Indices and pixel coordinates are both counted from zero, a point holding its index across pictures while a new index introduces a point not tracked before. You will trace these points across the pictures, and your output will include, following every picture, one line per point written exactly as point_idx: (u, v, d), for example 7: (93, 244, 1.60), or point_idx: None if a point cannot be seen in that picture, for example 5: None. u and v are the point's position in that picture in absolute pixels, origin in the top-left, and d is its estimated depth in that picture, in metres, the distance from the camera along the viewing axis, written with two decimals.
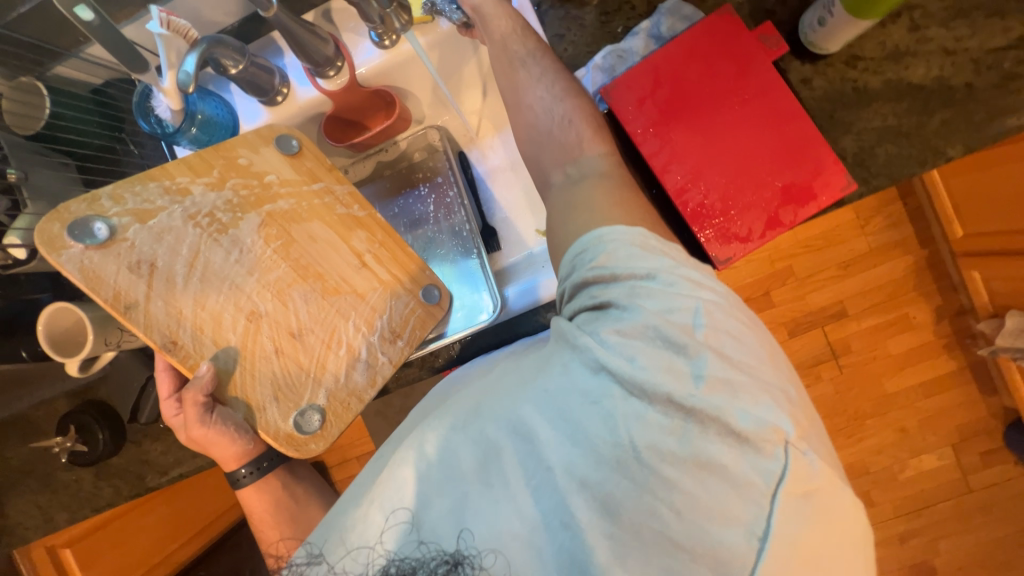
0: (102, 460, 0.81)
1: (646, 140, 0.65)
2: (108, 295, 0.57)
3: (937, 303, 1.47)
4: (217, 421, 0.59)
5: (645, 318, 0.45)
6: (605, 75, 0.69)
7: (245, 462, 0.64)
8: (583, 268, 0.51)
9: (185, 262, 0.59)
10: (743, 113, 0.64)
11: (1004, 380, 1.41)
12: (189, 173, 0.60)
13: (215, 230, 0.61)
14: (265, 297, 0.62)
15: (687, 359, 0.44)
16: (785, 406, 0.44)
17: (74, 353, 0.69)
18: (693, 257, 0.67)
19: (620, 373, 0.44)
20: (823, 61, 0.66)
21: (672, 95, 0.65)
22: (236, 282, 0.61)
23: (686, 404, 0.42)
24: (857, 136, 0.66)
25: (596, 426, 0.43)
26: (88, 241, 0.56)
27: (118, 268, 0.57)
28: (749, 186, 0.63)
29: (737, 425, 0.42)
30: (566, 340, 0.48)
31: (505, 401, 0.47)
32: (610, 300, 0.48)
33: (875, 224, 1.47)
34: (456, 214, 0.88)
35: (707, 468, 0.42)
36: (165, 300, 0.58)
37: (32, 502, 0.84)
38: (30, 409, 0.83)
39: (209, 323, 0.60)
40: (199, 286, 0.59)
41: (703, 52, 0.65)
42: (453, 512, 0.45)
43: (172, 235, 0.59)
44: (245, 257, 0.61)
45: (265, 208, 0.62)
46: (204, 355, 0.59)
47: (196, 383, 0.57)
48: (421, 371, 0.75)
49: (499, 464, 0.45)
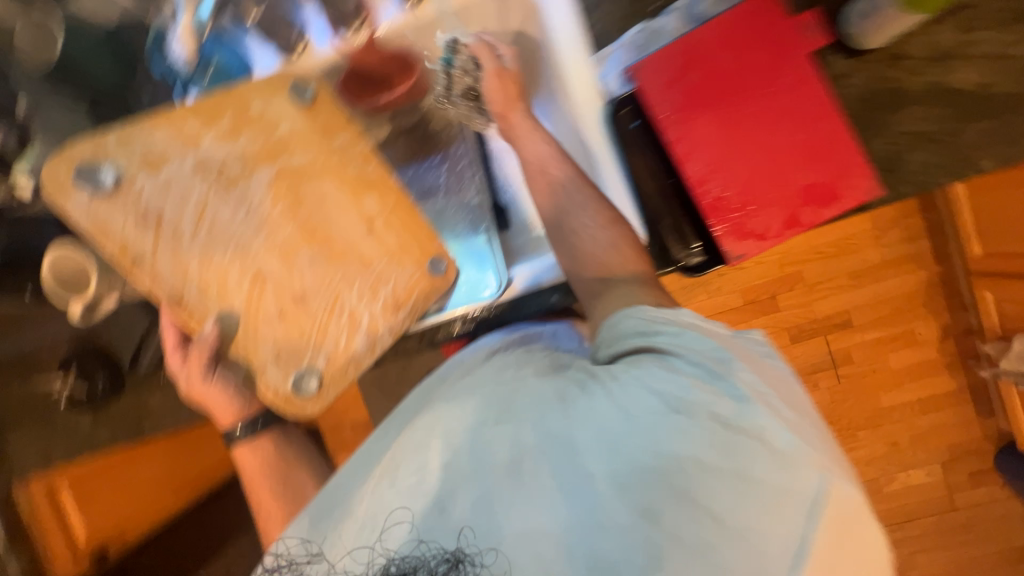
0: (103, 404, 0.82)
1: (670, 126, 0.63)
2: (116, 247, 0.58)
3: (945, 322, 1.46)
4: (217, 381, 0.61)
5: (687, 354, 0.46)
6: (635, 54, 0.67)
7: (240, 421, 0.64)
8: (626, 320, 0.52)
9: (193, 216, 0.58)
10: (773, 106, 0.61)
11: (1003, 403, 1.40)
12: (198, 119, 0.59)
13: (222, 183, 0.59)
14: (270, 258, 0.60)
15: (726, 385, 0.44)
16: (813, 433, 0.45)
17: (77, 293, 0.69)
18: (705, 249, 0.65)
19: (665, 394, 0.44)
20: (862, 56, 0.64)
21: (702, 81, 0.63)
22: (243, 241, 0.60)
23: (728, 425, 0.43)
24: (889, 139, 0.64)
25: (636, 437, 0.42)
26: (93, 190, 0.56)
27: (126, 219, 0.57)
28: (771, 183, 0.61)
29: (777, 445, 0.42)
30: (595, 376, 0.47)
31: (534, 403, 0.46)
32: (652, 342, 0.48)
33: (891, 235, 1.44)
34: (468, 188, 0.85)
35: (747, 483, 0.41)
36: (172, 254, 0.59)
37: (32, 439, 0.86)
38: (32, 349, 0.83)
39: (216, 280, 0.60)
40: (205, 241, 0.59)
41: (738, 39, 0.62)
42: (474, 506, 0.43)
43: (179, 185, 0.58)
44: (252, 214, 0.60)
45: (278, 162, 0.61)
46: (209, 312, 0.60)
47: (199, 342, 0.59)
48: (420, 343, 0.75)
49: (535, 465, 0.43)
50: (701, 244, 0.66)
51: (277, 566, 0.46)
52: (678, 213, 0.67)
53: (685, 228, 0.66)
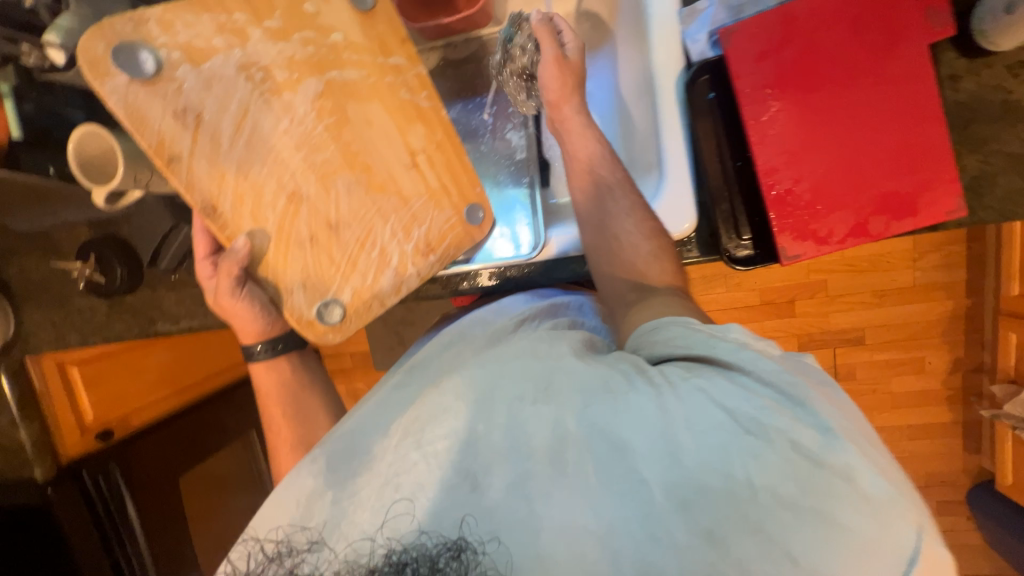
0: (117, 295, 0.82)
1: (754, 102, 0.57)
2: (152, 141, 0.52)
3: (958, 356, 1.44)
4: (245, 296, 0.60)
5: (758, 372, 0.41)
6: (730, 15, 0.59)
7: (262, 340, 0.65)
8: (680, 329, 0.47)
9: (233, 120, 0.54)
10: (874, 100, 0.56)
11: (991, 442, 1.41)
12: (247, 12, 0.53)
13: (267, 90, 0.55)
14: (308, 179, 0.57)
15: (806, 412, 0.39)
16: (905, 480, 0.40)
17: (99, 181, 0.65)
18: (757, 243, 0.62)
19: (736, 413, 0.39)
20: (981, 59, 0.57)
21: (800, 57, 0.57)
22: (281, 156, 0.56)
23: (812, 458, 0.38)
24: (983, 157, 0.58)
25: (701, 452, 0.39)
26: (134, 74, 0.50)
27: (163, 112, 0.51)
28: (850, 184, 0.57)
29: (865, 488, 0.37)
30: (643, 374, 0.43)
31: (580, 392, 0.43)
32: (713, 354, 0.43)
33: (928, 260, 1.37)
34: (514, 135, 0.81)
35: (829, 525, 0.37)
36: (209, 160, 0.54)
37: (46, 317, 0.86)
38: (51, 229, 0.82)
39: (250, 195, 0.56)
40: (243, 151, 0.55)
41: (852, 15, 0.55)
42: (511, 495, 0.41)
43: (222, 85, 0.53)
44: (295, 128, 0.56)
45: (326, 76, 0.56)
46: (241, 228, 0.56)
47: (231, 256, 0.56)
48: (443, 291, 0.74)
49: (580, 459, 0.41)
50: (753, 237, 0.62)
51: (274, 554, 0.44)
52: (737, 199, 0.63)
53: (741, 216, 0.63)
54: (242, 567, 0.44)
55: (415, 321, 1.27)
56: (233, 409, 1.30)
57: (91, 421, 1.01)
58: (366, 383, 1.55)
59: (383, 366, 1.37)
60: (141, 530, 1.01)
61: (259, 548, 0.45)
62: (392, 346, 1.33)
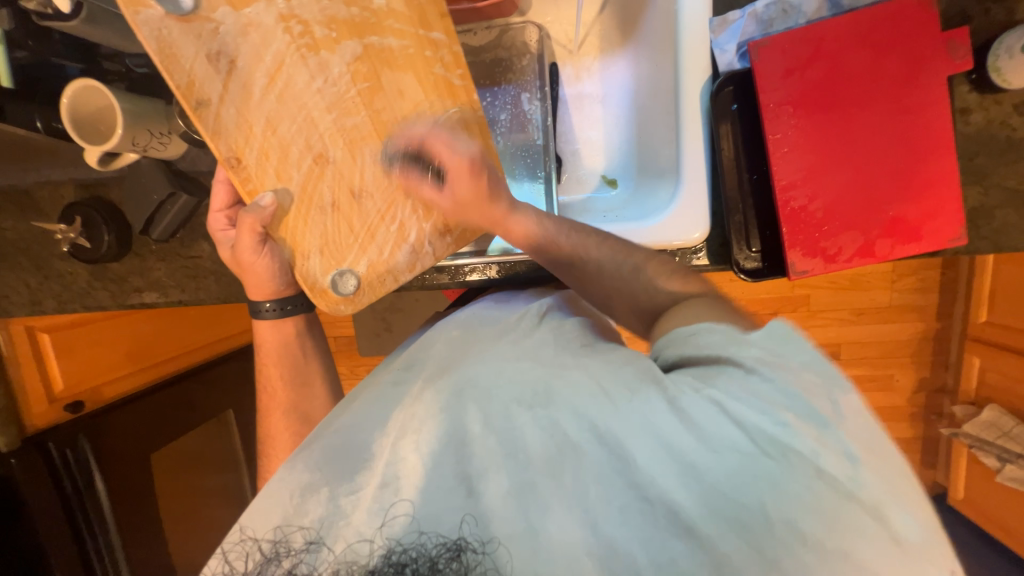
0: (103, 262, 0.78)
1: (777, 117, 0.58)
2: (182, 82, 0.49)
3: (924, 375, 1.50)
4: (267, 254, 0.58)
5: (782, 387, 0.39)
6: (759, 28, 0.61)
7: (272, 298, 0.63)
8: (706, 333, 0.44)
9: (266, 72, 0.51)
10: (885, 128, 0.58)
11: (947, 458, 1.50)
12: None
13: (303, 45, 0.51)
14: (337, 144, 0.55)
15: (834, 434, 0.38)
16: (935, 521, 0.38)
17: (96, 143, 0.63)
18: (765, 255, 0.63)
19: (759, 432, 0.38)
20: (993, 95, 0.59)
21: (823, 77, 0.58)
22: (312, 115, 0.53)
23: (839, 489, 0.36)
24: (985, 190, 0.61)
25: (715, 473, 0.38)
26: (169, 8, 0.47)
27: (196, 54, 0.49)
28: (858, 208, 0.59)
29: (895, 527, 0.36)
30: (656, 382, 0.41)
31: (582, 396, 0.42)
32: (738, 360, 0.41)
33: (906, 283, 1.41)
34: (532, 129, 0.79)
35: (853, 567, 0.35)
36: (238, 109, 0.52)
37: (20, 279, 0.81)
38: (33, 186, 0.77)
39: (276, 152, 0.54)
40: (275, 105, 0.52)
41: (875, 41, 0.57)
42: (511, 501, 0.41)
43: (259, 33, 0.50)
44: (328, 89, 0.53)
45: (365, 40, 0.53)
46: (266, 185, 0.55)
47: (254, 211, 0.54)
48: (449, 282, 0.73)
49: (578, 466, 0.41)
50: (762, 249, 0.63)
51: (273, 553, 0.41)
52: (751, 212, 0.64)
53: (752, 229, 0.64)
54: (241, 567, 0.41)
55: (406, 308, 1.25)
56: (213, 383, 1.24)
57: (61, 391, 0.96)
58: (349, 369, 1.52)
59: (368, 352, 1.35)
60: (110, 509, 0.97)
61: (256, 548, 0.42)
62: (381, 332, 1.31)
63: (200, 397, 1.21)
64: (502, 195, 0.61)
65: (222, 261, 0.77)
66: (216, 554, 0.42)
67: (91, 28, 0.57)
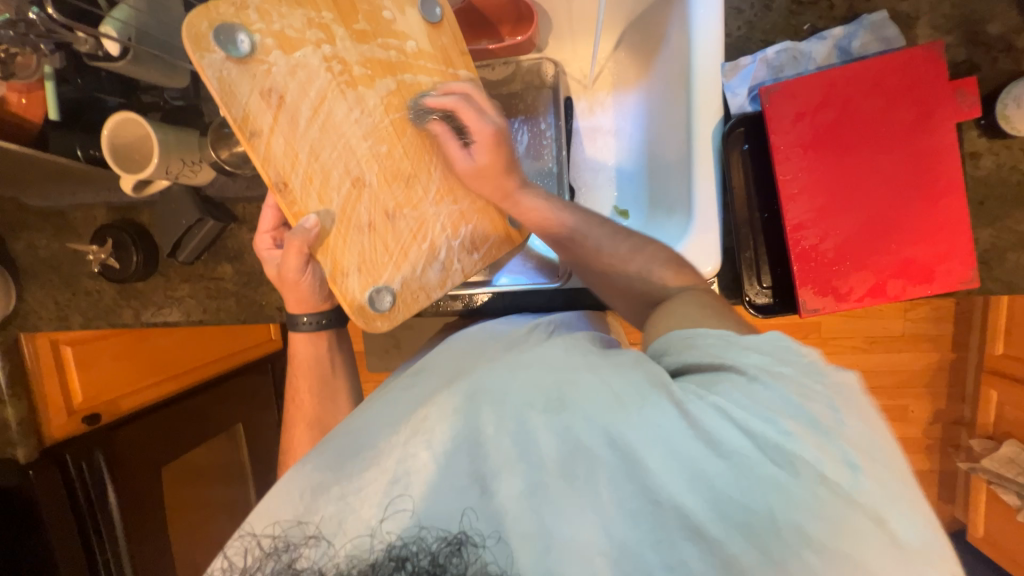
0: (130, 282, 0.80)
1: (788, 155, 0.60)
2: (237, 114, 0.50)
3: (940, 407, 1.47)
4: (310, 274, 0.60)
5: (783, 396, 0.39)
6: (769, 72, 0.63)
7: (307, 311, 0.65)
8: (697, 346, 0.44)
9: (311, 105, 0.52)
10: (894, 163, 0.59)
11: (966, 494, 1.46)
12: (335, 12, 0.53)
13: (344, 82, 0.54)
14: (372, 168, 0.56)
15: (837, 443, 0.37)
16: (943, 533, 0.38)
17: (132, 171, 0.66)
18: (776, 290, 0.64)
19: (763, 440, 0.37)
20: (1002, 140, 0.60)
21: (835, 118, 0.59)
22: (350, 143, 0.55)
23: (844, 496, 0.36)
24: (996, 232, 0.62)
25: (724, 480, 0.37)
26: (230, 52, 0.49)
27: (252, 90, 0.50)
28: (871, 243, 0.59)
29: (898, 535, 0.36)
30: (663, 389, 0.40)
31: (594, 400, 0.41)
32: (737, 367, 0.41)
33: (919, 313, 1.39)
34: (547, 154, 0.81)
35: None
36: (287, 139, 0.52)
37: (50, 296, 0.85)
38: (68, 209, 0.81)
39: (319, 176, 0.54)
40: (318, 136, 0.53)
41: (887, 85, 0.58)
42: (524, 501, 0.40)
43: (305, 73, 0.52)
44: (364, 120, 0.55)
45: (398, 76, 0.56)
46: (311, 207, 0.54)
47: (300, 233, 0.54)
48: (461, 309, 0.76)
49: (592, 470, 0.40)
50: (773, 285, 0.64)
51: (272, 549, 0.42)
52: (761, 248, 0.65)
53: (762, 265, 0.64)
54: (239, 564, 0.42)
55: (417, 327, 1.26)
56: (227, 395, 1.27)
57: (80, 403, 0.98)
58: None
59: (378, 370, 1.36)
60: (118, 518, 0.98)
61: (255, 544, 0.42)
62: (389, 350, 1.33)
63: (212, 409, 1.22)
64: (517, 171, 0.61)
65: (245, 283, 0.80)
66: (218, 555, 0.43)
67: (137, 70, 0.61)
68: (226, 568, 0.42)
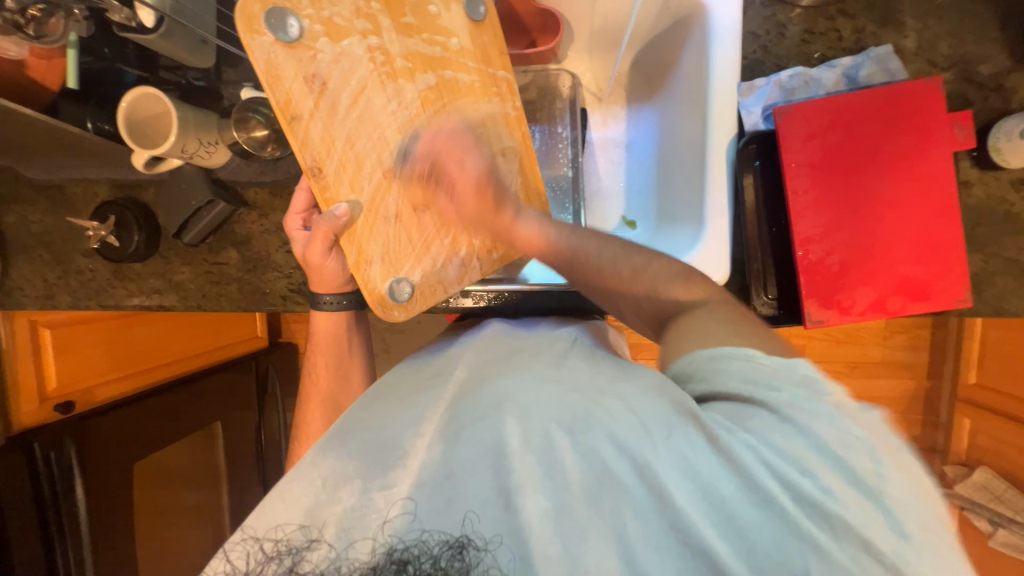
0: (127, 262, 0.78)
1: (798, 175, 0.63)
2: (279, 98, 0.51)
3: (915, 433, 1.51)
4: (334, 260, 0.59)
5: (818, 441, 0.37)
6: (783, 94, 0.67)
7: (331, 292, 0.64)
8: (732, 376, 0.42)
9: (351, 94, 0.53)
10: (898, 192, 0.62)
11: None
12: (382, 3, 0.54)
13: (384, 73, 0.55)
14: (405, 160, 0.57)
15: (879, 502, 0.35)
16: None
17: (143, 145, 0.65)
18: (782, 302, 0.66)
19: (799, 491, 0.36)
20: (992, 172, 0.65)
21: (841, 143, 0.63)
22: (386, 134, 0.56)
23: (887, 566, 0.34)
24: (986, 258, 0.66)
25: (756, 525, 0.37)
26: (279, 35, 0.49)
27: (296, 74, 0.51)
28: (875, 263, 0.62)
29: None
30: (694, 420, 0.40)
31: (622, 425, 0.41)
32: (769, 404, 0.39)
33: (897, 339, 1.44)
34: (560, 162, 0.83)
35: None
36: (326, 126, 0.53)
37: (38, 272, 0.81)
38: (68, 182, 0.79)
39: (353, 164, 0.55)
40: (355, 125, 0.54)
41: (889, 115, 0.62)
42: (549, 523, 0.40)
43: (349, 61, 0.53)
44: (401, 112, 0.56)
45: (438, 72, 0.57)
46: (343, 195, 0.55)
47: (329, 220, 0.55)
48: (474, 305, 0.74)
49: (618, 501, 0.40)
50: (779, 296, 0.66)
51: (274, 553, 0.40)
52: (768, 261, 0.67)
53: (769, 278, 0.67)
54: (241, 568, 0.40)
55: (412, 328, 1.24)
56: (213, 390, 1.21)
57: (54, 390, 0.93)
58: None
59: None
60: (86, 512, 0.90)
61: (258, 547, 0.41)
62: (380, 352, 1.30)
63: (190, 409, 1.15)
64: (507, 202, 0.60)
65: (250, 270, 0.79)
66: (218, 555, 0.41)
67: (167, 43, 0.61)
68: (227, 572, 0.40)
